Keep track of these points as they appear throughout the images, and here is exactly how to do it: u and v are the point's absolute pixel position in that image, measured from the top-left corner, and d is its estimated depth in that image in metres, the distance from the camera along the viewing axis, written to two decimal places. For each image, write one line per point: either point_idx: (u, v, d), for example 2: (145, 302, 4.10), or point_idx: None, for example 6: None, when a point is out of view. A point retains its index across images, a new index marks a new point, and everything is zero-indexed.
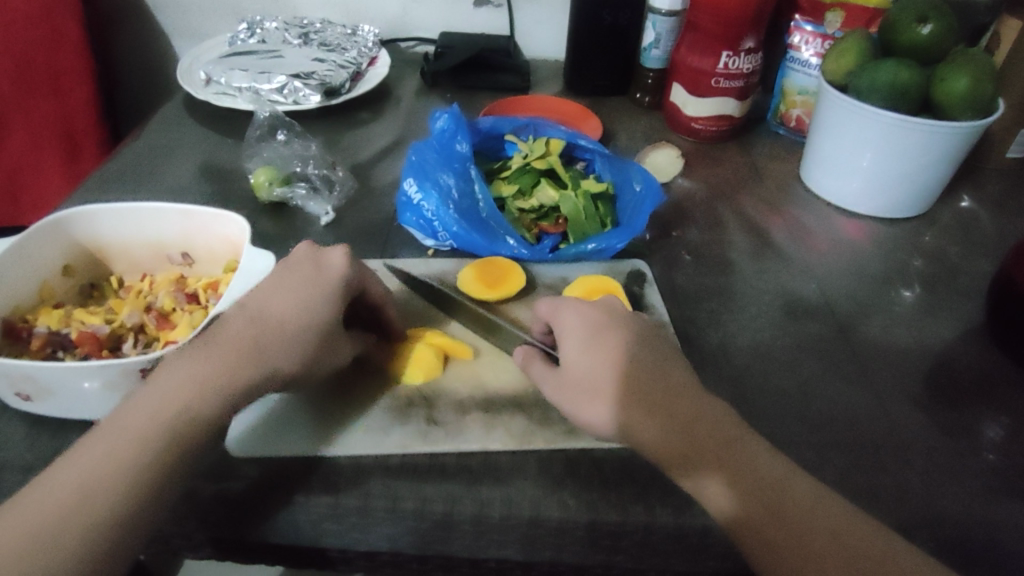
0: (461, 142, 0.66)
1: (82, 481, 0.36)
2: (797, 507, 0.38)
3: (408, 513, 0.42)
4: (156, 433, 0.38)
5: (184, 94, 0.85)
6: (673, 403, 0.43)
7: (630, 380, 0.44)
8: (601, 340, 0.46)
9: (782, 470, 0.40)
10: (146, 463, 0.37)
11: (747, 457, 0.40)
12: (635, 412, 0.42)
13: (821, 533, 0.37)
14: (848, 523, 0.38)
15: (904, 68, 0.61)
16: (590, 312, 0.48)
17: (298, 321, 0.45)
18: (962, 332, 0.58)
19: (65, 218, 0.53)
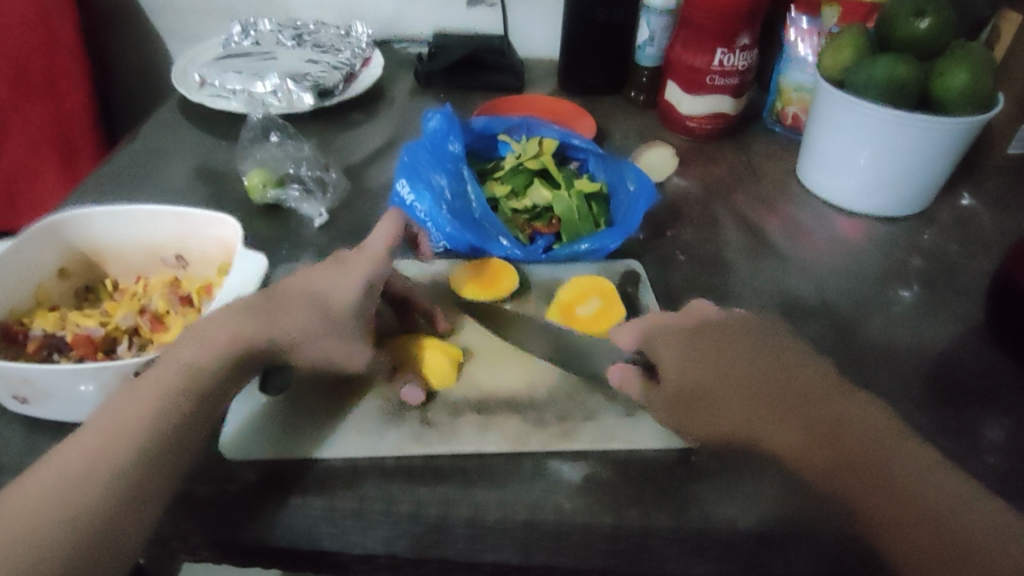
0: (453, 143, 0.66)
1: (74, 466, 0.38)
2: (874, 462, 0.41)
3: (404, 516, 0.43)
4: (136, 424, 0.40)
5: (178, 96, 0.85)
6: (801, 406, 0.45)
7: (744, 394, 0.46)
8: (748, 372, 0.47)
9: (874, 435, 0.42)
10: (133, 456, 0.39)
11: (843, 420, 0.43)
12: (755, 422, 0.45)
13: (906, 476, 0.40)
14: (915, 464, 0.40)
15: (902, 63, 0.60)
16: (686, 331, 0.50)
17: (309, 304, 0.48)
18: (962, 331, 0.58)
19: (61, 221, 0.53)
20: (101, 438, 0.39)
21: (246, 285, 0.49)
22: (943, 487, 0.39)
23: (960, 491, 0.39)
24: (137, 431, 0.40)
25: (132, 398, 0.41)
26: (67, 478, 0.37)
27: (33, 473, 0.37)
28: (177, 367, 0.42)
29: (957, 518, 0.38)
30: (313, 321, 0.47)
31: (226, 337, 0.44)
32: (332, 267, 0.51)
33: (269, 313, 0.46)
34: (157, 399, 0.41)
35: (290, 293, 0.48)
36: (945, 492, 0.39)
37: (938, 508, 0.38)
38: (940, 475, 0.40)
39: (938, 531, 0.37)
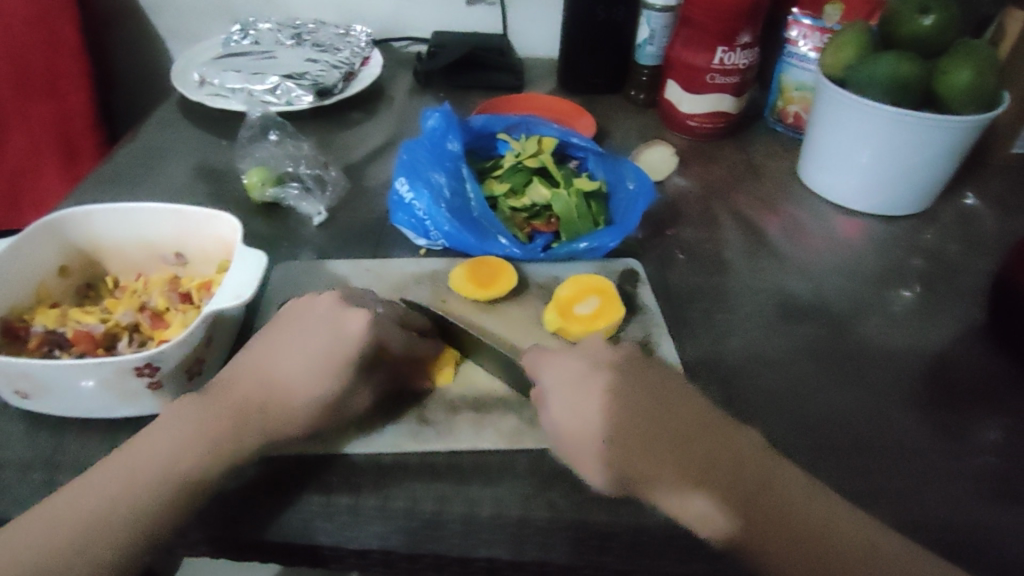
0: (452, 142, 0.66)
1: (96, 507, 0.38)
2: (782, 519, 0.39)
3: (398, 512, 0.43)
4: (159, 474, 0.40)
5: (178, 95, 0.85)
6: (671, 443, 0.42)
7: (624, 431, 0.43)
8: (628, 410, 0.44)
9: (775, 483, 0.41)
10: (153, 505, 0.39)
11: (746, 469, 0.41)
12: (637, 462, 0.42)
13: (791, 507, 0.40)
14: (797, 496, 0.40)
15: (905, 61, 0.60)
16: (576, 362, 0.47)
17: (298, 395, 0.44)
18: (961, 332, 0.57)
19: (61, 218, 0.53)
20: (120, 482, 0.39)
21: (240, 292, 0.47)
22: (844, 521, 0.39)
23: (859, 528, 0.39)
24: (156, 474, 0.40)
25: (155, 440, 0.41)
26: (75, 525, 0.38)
27: (49, 503, 0.39)
28: (184, 425, 0.42)
29: (837, 551, 0.38)
30: (310, 422, 0.44)
31: (221, 412, 0.43)
32: (321, 341, 0.46)
33: (264, 401, 0.44)
34: (159, 458, 0.40)
35: (276, 374, 0.45)
36: (843, 523, 0.39)
37: (823, 541, 0.38)
38: (830, 505, 0.40)
39: (822, 566, 0.38)
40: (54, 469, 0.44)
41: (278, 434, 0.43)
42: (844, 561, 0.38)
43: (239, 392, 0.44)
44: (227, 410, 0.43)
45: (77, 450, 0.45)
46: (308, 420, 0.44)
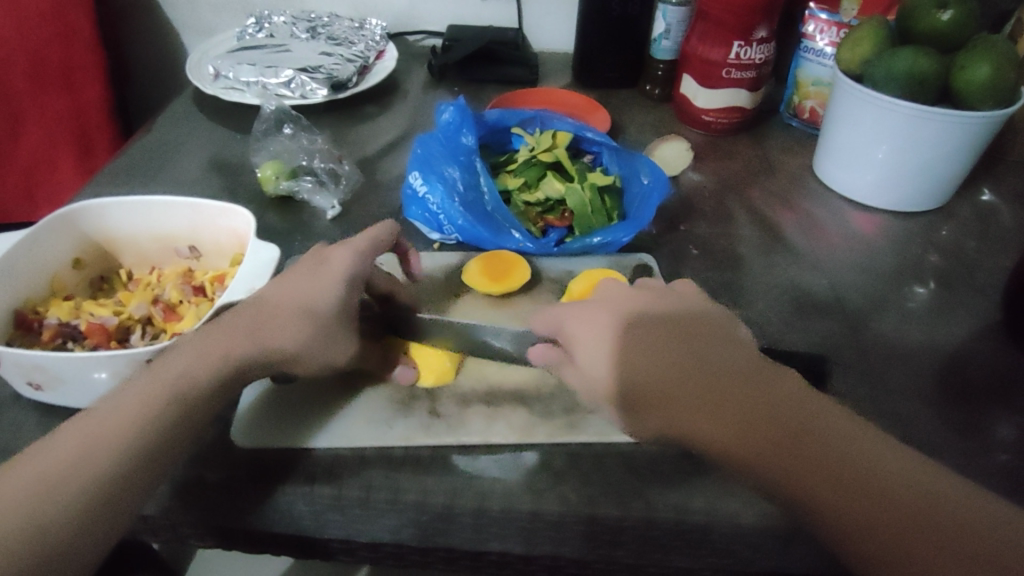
0: (467, 136, 0.65)
1: (52, 475, 0.36)
2: (850, 469, 0.35)
3: (410, 505, 0.43)
4: (114, 440, 0.38)
5: (193, 89, 0.85)
6: (708, 396, 0.39)
7: (638, 380, 0.40)
8: (648, 356, 0.41)
9: (840, 437, 0.37)
10: (115, 468, 0.37)
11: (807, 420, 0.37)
12: (674, 414, 0.39)
13: (837, 446, 0.36)
14: (841, 437, 0.37)
15: (923, 56, 0.59)
16: (607, 319, 0.44)
17: (292, 309, 0.45)
18: (977, 330, 0.57)
19: (75, 211, 0.54)
20: (84, 439, 0.38)
21: (253, 284, 0.49)
22: (888, 458, 0.36)
23: (900, 461, 0.36)
24: (123, 432, 0.38)
25: (116, 405, 0.39)
26: (36, 481, 0.36)
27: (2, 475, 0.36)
28: (141, 390, 0.40)
29: (883, 484, 0.35)
30: (302, 332, 0.44)
31: (214, 344, 0.43)
32: (312, 267, 0.48)
33: (253, 318, 0.44)
34: (128, 406, 0.39)
35: (275, 301, 0.46)
36: (886, 461, 0.36)
37: (859, 467, 0.35)
38: (873, 442, 0.37)
39: (868, 502, 0.34)
40: None
41: (271, 354, 0.44)
42: (858, 470, 0.35)
43: (228, 327, 0.44)
44: (195, 355, 0.42)
45: None
46: (300, 333, 0.45)
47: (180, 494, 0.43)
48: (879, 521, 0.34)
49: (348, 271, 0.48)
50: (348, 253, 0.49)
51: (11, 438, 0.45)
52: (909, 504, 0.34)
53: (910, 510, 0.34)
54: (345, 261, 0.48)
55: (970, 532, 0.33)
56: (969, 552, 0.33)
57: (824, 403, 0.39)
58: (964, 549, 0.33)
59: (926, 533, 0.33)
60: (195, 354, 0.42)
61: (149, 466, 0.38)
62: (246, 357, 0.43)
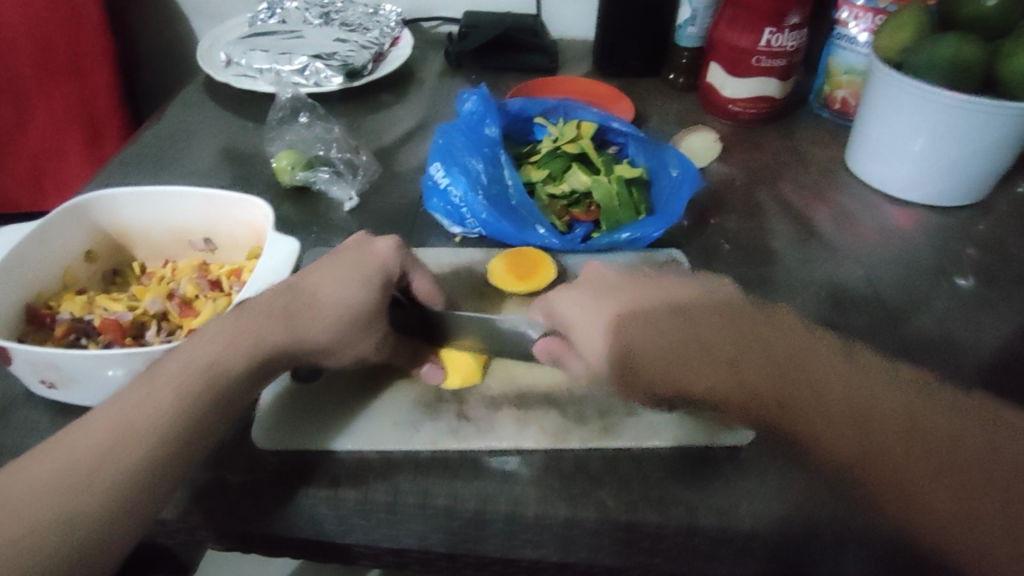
0: (491, 126, 0.63)
1: (64, 477, 0.34)
2: (877, 418, 0.35)
3: (439, 510, 0.41)
4: (130, 440, 0.36)
5: (204, 76, 0.83)
6: (702, 350, 0.40)
7: (643, 347, 0.41)
8: (647, 323, 0.41)
9: (861, 388, 0.37)
10: (130, 472, 0.35)
11: (822, 376, 0.37)
12: (671, 371, 0.40)
13: (835, 389, 0.37)
14: (836, 378, 0.37)
15: (967, 42, 0.56)
16: (594, 297, 0.45)
17: (334, 300, 0.44)
18: (1022, 325, 0.55)
19: (87, 202, 0.52)
20: (99, 439, 0.36)
21: (275, 277, 0.47)
22: (887, 392, 0.36)
23: (898, 391, 0.36)
24: (139, 433, 0.36)
25: (132, 401, 0.37)
26: (47, 484, 0.34)
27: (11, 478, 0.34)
28: (158, 389, 0.38)
29: (883, 416, 0.35)
30: (341, 326, 0.44)
31: (242, 330, 0.41)
32: (350, 255, 0.47)
33: (287, 305, 0.43)
34: (144, 405, 0.37)
35: (316, 288, 0.45)
36: (880, 391, 0.36)
37: (886, 416, 0.35)
38: (867, 377, 0.37)
39: (884, 439, 0.34)
40: None
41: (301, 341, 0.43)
42: (888, 418, 0.35)
43: (252, 318, 0.42)
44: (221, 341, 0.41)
45: None
46: (334, 325, 0.44)
47: (200, 498, 0.42)
48: (883, 445, 0.34)
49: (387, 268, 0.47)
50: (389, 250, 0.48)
51: (23, 439, 0.43)
52: (920, 433, 0.34)
53: (916, 432, 0.34)
54: (386, 257, 0.48)
55: (973, 445, 0.34)
56: (976, 462, 0.33)
57: (822, 350, 0.39)
58: (970, 461, 0.33)
59: (939, 457, 0.34)
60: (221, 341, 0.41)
61: (167, 469, 0.36)
62: (276, 340, 0.42)
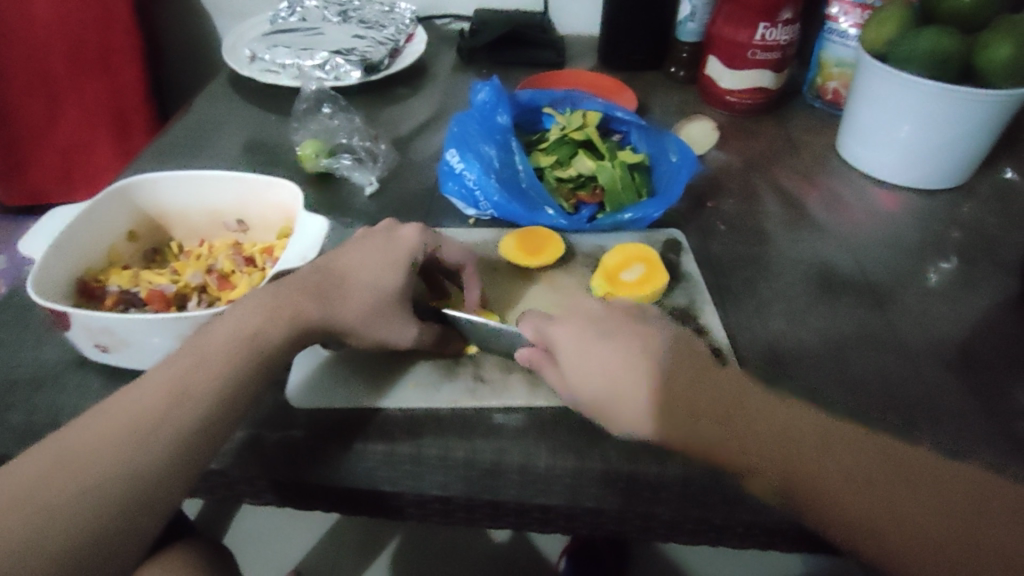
0: (502, 115, 0.68)
1: (130, 424, 0.39)
2: (808, 452, 0.39)
3: (460, 462, 0.46)
4: (188, 392, 0.40)
5: (228, 71, 0.88)
6: (690, 403, 0.41)
7: (656, 390, 0.41)
8: (645, 363, 0.42)
9: (790, 421, 0.41)
10: (186, 422, 0.40)
11: (745, 413, 0.41)
12: (667, 419, 0.40)
13: (762, 419, 0.41)
14: (764, 413, 0.41)
15: (945, 36, 0.61)
16: (583, 331, 0.44)
17: (370, 280, 0.48)
18: (998, 301, 0.59)
19: (131, 185, 0.56)
20: (157, 393, 0.40)
21: (306, 253, 0.51)
22: (804, 425, 0.41)
23: (813, 424, 0.41)
24: (194, 388, 0.41)
25: (187, 357, 0.42)
26: (116, 430, 0.39)
27: (84, 427, 0.39)
28: (207, 349, 0.42)
29: (802, 439, 0.40)
30: (371, 306, 0.47)
31: (284, 298, 0.45)
32: (382, 239, 0.51)
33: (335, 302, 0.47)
34: (195, 363, 0.42)
35: (348, 270, 0.48)
36: (803, 423, 0.41)
37: (793, 437, 0.40)
38: (792, 412, 0.41)
39: (813, 464, 0.39)
40: None
41: (333, 316, 0.46)
42: (812, 449, 0.39)
43: (291, 292, 0.46)
44: (263, 310, 0.44)
45: None
46: (365, 300, 0.47)
47: (240, 452, 0.46)
48: (809, 466, 0.39)
49: (416, 250, 0.51)
50: (416, 232, 0.52)
51: (79, 399, 0.48)
52: (829, 450, 0.39)
53: (837, 454, 0.39)
54: (413, 239, 0.51)
55: (877, 464, 0.39)
56: (882, 476, 0.38)
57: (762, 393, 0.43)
58: (871, 471, 0.38)
59: (858, 475, 0.38)
60: (263, 310, 0.44)
61: (216, 418, 0.41)
62: (314, 314, 0.45)
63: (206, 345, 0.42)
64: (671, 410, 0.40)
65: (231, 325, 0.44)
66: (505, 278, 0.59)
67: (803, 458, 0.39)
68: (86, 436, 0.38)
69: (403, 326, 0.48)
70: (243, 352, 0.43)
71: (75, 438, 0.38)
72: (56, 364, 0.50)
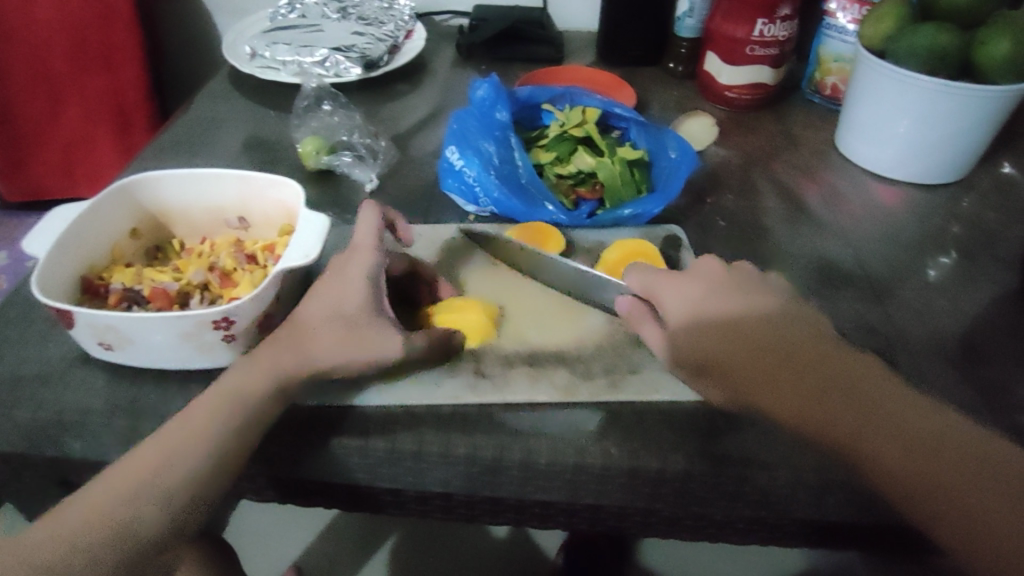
0: (501, 112, 0.68)
1: (159, 462, 0.41)
2: (925, 456, 0.40)
3: (461, 458, 0.46)
4: (213, 428, 0.42)
5: (227, 68, 0.88)
6: (796, 369, 0.45)
7: (768, 357, 0.46)
8: (754, 331, 0.47)
9: (919, 421, 0.42)
10: (213, 455, 0.42)
11: (869, 404, 0.43)
12: (764, 380, 0.45)
13: (887, 412, 0.42)
14: (890, 406, 0.43)
15: (944, 32, 0.61)
16: (694, 299, 0.49)
17: (326, 314, 0.47)
18: (998, 296, 0.59)
19: (133, 184, 0.56)
20: (182, 430, 0.42)
21: (308, 251, 0.49)
22: (912, 422, 0.42)
23: (920, 422, 0.42)
24: (219, 423, 0.42)
25: (211, 394, 0.44)
26: (147, 467, 0.41)
27: (116, 466, 0.41)
28: (227, 385, 0.44)
29: (925, 439, 0.41)
30: (337, 337, 0.46)
31: (269, 351, 0.46)
32: (335, 268, 0.50)
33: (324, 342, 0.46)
34: (218, 399, 0.43)
35: (307, 311, 0.48)
36: (919, 422, 0.42)
37: (915, 438, 0.41)
38: (907, 405, 0.43)
39: (921, 460, 0.40)
40: (141, 415, 0.47)
41: (310, 360, 0.46)
42: (924, 450, 0.40)
43: (275, 343, 0.46)
44: (270, 353, 0.46)
45: (159, 398, 0.48)
46: (333, 334, 0.46)
47: None
48: (927, 467, 0.40)
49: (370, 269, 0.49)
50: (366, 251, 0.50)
51: (84, 396, 0.48)
52: (943, 451, 0.40)
53: (954, 458, 0.40)
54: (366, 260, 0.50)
55: (986, 477, 0.39)
56: (986, 486, 0.39)
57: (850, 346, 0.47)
58: (974, 477, 0.39)
59: (962, 478, 0.39)
60: (272, 352, 0.46)
61: (239, 448, 0.43)
62: (288, 368, 0.45)
63: (226, 383, 0.44)
64: (771, 371, 0.45)
65: (249, 366, 0.45)
66: (507, 274, 0.59)
67: (911, 457, 0.40)
68: (118, 474, 0.41)
69: (387, 337, 0.47)
70: (263, 387, 0.44)
71: (108, 475, 0.41)
72: (59, 362, 0.51)
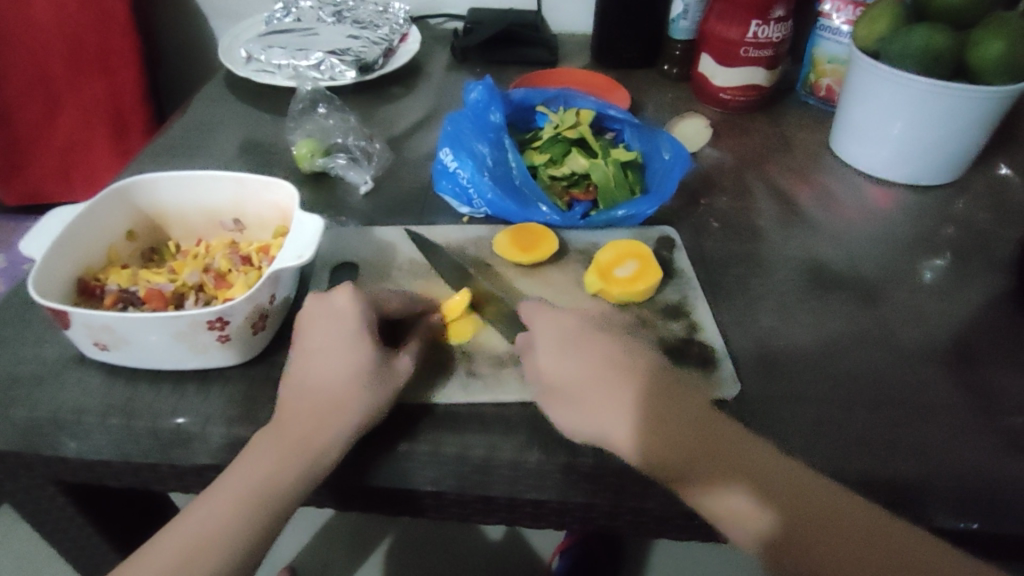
0: (496, 113, 0.68)
1: (200, 536, 0.40)
2: (833, 534, 0.38)
3: (450, 457, 0.46)
4: (251, 500, 0.41)
5: (224, 72, 0.88)
6: (660, 404, 0.43)
7: (633, 396, 0.43)
8: (613, 369, 0.44)
9: (815, 485, 0.40)
10: (253, 527, 0.41)
11: (758, 459, 0.41)
12: (621, 416, 0.43)
13: (785, 479, 0.40)
14: (776, 469, 0.41)
15: (937, 32, 0.61)
16: (560, 333, 0.47)
17: (337, 376, 0.45)
18: (990, 297, 0.59)
19: (130, 186, 0.57)
20: (222, 504, 0.41)
21: (301, 253, 0.49)
22: (814, 487, 0.40)
23: (829, 489, 0.40)
24: (256, 496, 0.41)
25: (246, 465, 0.42)
26: (187, 540, 0.40)
27: (157, 543, 0.41)
28: (261, 456, 0.42)
29: (836, 513, 0.39)
30: (360, 398, 0.44)
31: (296, 422, 0.43)
32: (325, 322, 0.47)
33: (313, 406, 0.44)
34: (253, 472, 0.42)
35: (310, 369, 0.46)
36: (824, 489, 0.40)
37: (825, 509, 0.39)
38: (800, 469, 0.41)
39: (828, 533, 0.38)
40: (135, 415, 0.47)
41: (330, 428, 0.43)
42: (834, 524, 0.38)
43: (301, 408, 0.44)
44: (299, 426, 0.43)
45: (154, 397, 0.48)
46: (357, 397, 0.44)
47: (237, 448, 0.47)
48: (837, 543, 0.38)
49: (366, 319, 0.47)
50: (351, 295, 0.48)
51: (79, 396, 0.48)
52: (862, 532, 0.38)
53: (870, 539, 0.38)
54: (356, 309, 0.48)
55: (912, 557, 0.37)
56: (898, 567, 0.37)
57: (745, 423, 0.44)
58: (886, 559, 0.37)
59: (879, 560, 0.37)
60: (301, 425, 0.43)
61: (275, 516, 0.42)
62: (322, 438, 0.43)
63: (261, 454, 0.42)
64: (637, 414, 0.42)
65: (279, 439, 0.43)
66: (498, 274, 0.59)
67: (816, 537, 0.38)
68: (157, 553, 0.40)
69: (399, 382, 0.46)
70: (295, 459, 0.42)
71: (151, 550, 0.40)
72: (55, 361, 0.51)
